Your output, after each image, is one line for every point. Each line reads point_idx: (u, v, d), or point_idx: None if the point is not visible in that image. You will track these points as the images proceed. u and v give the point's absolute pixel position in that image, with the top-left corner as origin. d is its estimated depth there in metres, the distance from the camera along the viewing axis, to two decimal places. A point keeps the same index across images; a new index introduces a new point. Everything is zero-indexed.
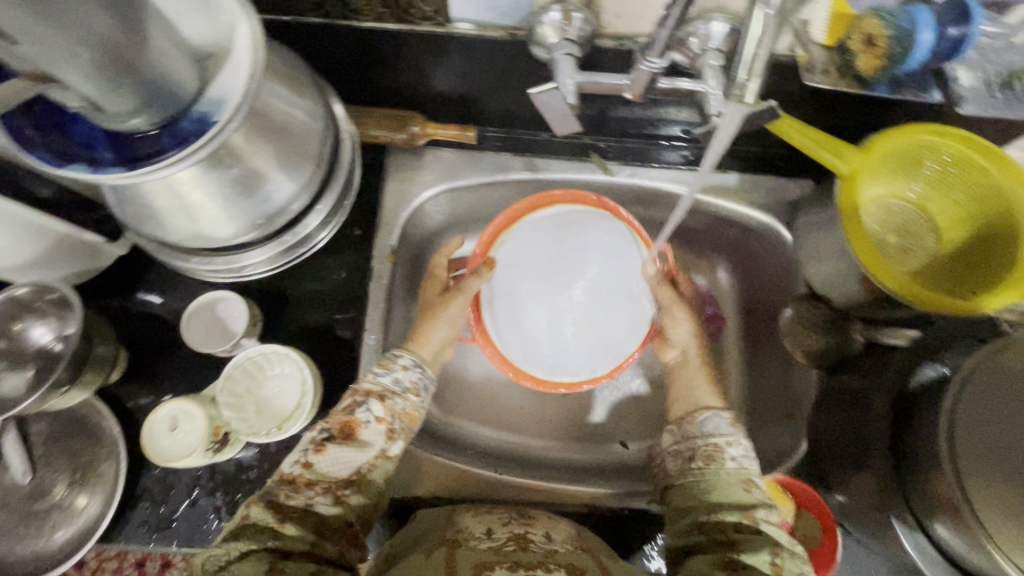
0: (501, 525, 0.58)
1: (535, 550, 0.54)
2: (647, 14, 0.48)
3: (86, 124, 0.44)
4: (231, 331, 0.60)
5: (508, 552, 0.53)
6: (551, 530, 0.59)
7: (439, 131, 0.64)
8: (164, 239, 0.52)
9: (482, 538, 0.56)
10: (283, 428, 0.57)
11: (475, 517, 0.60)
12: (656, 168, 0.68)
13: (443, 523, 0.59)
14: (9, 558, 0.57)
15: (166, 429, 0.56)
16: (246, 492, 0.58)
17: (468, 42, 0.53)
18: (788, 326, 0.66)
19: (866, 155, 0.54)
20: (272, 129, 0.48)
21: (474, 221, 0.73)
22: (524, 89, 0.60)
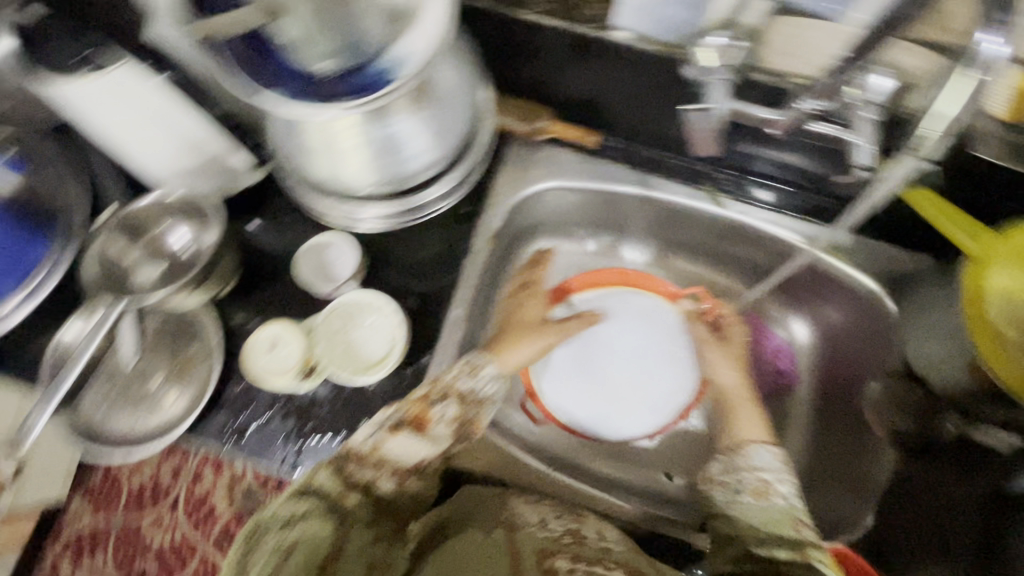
0: (555, 517, 0.66)
1: (590, 545, 0.62)
2: (810, 57, 0.55)
3: (282, 57, 0.48)
4: (336, 274, 0.70)
5: (566, 542, 0.61)
6: (603, 530, 0.65)
7: (563, 130, 0.76)
8: (309, 170, 0.61)
9: (537, 525, 0.64)
10: (367, 372, 0.66)
11: (530, 505, 0.68)
12: (764, 209, 0.76)
13: (496, 507, 0.67)
14: (104, 427, 0.67)
15: (266, 348, 0.65)
16: (313, 424, 0.66)
17: (622, 48, 0.61)
18: (874, 399, 0.74)
19: (998, 241, 0.58)
20: (430, 102, 0.54)
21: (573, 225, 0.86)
22: (655, 106, 0.70)
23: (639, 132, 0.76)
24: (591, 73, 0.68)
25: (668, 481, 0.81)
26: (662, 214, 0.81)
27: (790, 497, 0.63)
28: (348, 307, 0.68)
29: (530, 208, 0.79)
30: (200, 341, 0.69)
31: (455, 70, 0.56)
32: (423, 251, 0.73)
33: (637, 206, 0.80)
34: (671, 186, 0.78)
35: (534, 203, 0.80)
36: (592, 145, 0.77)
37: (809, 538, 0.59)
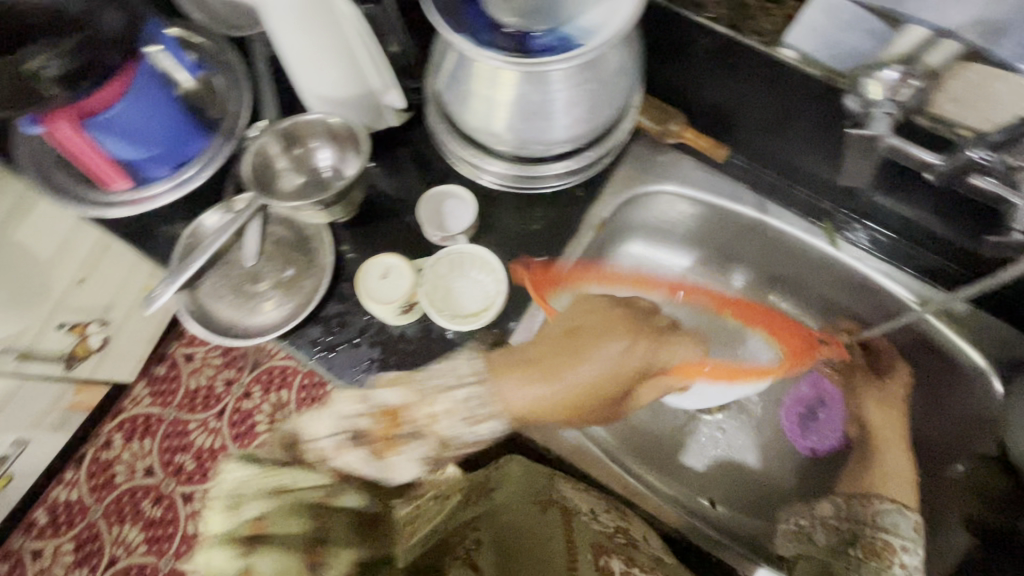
0: (602, 511, 0.71)
1: (643, 549, 0.68)
2: (988, 109, 0.53)
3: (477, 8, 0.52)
4: (451, 225, 0.74)
5: (620, 543, 0.68)
6: (646, 535, 0.71)
7: (694, 139, 0.76)
8: (459, 115, 0.64)
9: (589, 517, 0.70)
10: (461, 320, 0.69)
11: (575, 490, 0.73)
12: (880, 260, 0.75)
13: (542, 483, 0.73)
14: (212, 313, 0.72)
15: (379, 274, 0.70)
16: (398, 358, 0.70)
17: (785, 69, 0.61)
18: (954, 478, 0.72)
19: None
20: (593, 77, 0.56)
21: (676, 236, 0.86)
22: (796, 133, 0.70)
23: (768, 156, 0.76)
24: (741, 91, 0.68)
25: (710, 507, 0.80)
26: (769, 244, 0.80)
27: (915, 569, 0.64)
28: (452, 257, 0.72)
29: (640, 207, 0.80)
30: (311, 258, 0.74)
31: (624, 53, 0.58)
32: (530, 224, 0.76)
33: (747, 230, 0.79)
34: (787, 216, 0.77)
35: (645, 204, 0.81)
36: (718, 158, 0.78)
37: None
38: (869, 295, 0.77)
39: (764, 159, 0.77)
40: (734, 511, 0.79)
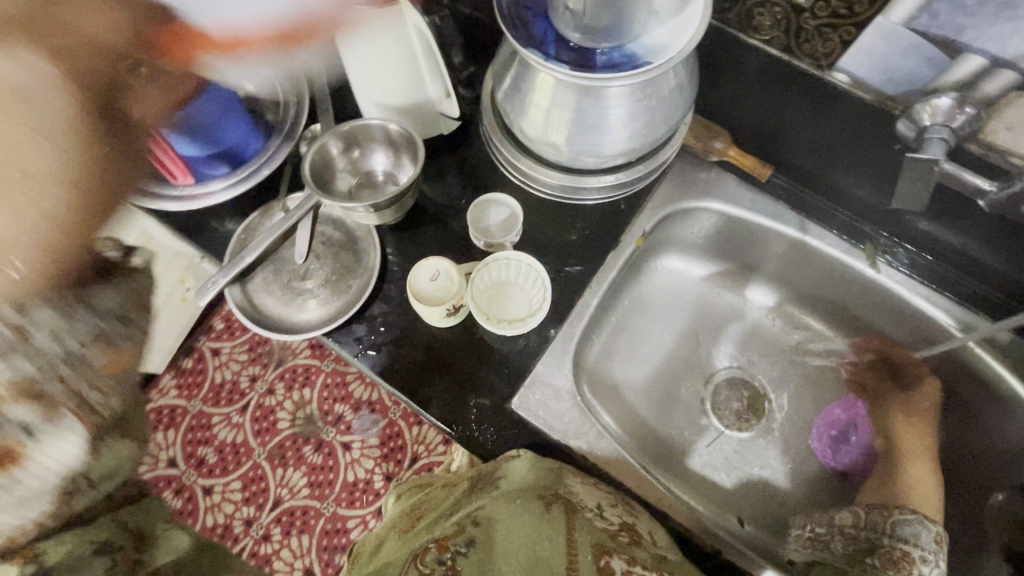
0: (610, 507, 0.63)
1: (646, 548, 0.59)
2: None
3: (545, 23, 0.54)
4: (496, 233, 0.76)
5: (621, 541, 0.59)
6: (653, 531, 0.63)
7: (737, 157, 0.79)
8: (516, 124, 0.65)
9: (594, 512, 0.61)
10: (507, 326, 0.71)
11: (584, 486, 0.65)
12: (921, 285, 0.75)
13: (552, 480, 0.64)
14: (261, 305, 0.74)
15: (429, 276, 0.72)
16: (438, 360, 0.71)
17: (837, 91, 0.62)
18: (993, 513, 0.71)
19: None
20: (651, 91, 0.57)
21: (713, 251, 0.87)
22: (841, 153, 0.70)
23: (811, 176, 0.77)
24: (789, 112, 0.69)
25: (740, 526, 0.78)
26: (806, 262, 0.80)
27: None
28: (498, 262, 0.74)
29: (681, 222, 0.82)
30: (359, 258, 0.76)
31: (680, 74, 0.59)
32: (571, 234, 0.77)
33: (785, 249, 0.80)
34: (828, 237, 0.77)
35: (685, 220, 0.82)
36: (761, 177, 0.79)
37: None
38: (907, 319, 0.77)
39: (806, 180, 0.78)
40: (763, 531, 0.78)
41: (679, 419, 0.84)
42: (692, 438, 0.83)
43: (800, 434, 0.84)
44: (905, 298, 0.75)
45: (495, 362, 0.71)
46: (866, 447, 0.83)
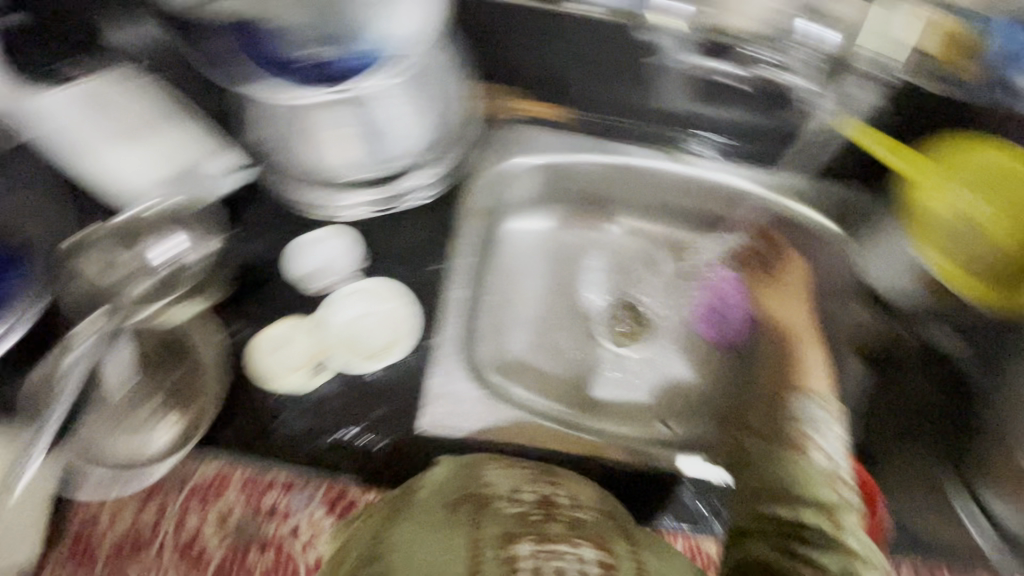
0: (528, 483, 0.54)
1: (565, 513, 0.50)
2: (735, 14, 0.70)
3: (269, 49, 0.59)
4: (332, 268, 0.71)
5: (534, 521, 0.48)
6: (578, 492, 0.54)
7: (531, 108, 0.82)
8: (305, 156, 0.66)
9: (508, 496, 0.52)
10: (371, 360, 0.67)
11: (501, 470, 0.56)
12: (722, 161, 0.82)
13: (465, 477, 0.55)
14: (97, 457, 0.62)
15: (272, 347, 0.66)
16: (325, 421, 0.65)
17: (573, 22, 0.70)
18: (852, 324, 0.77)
19: (915, 166, 0.71)
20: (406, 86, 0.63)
21: (551, 202, 0.89)
22: (603, 78, 0.80)
23: (597, 103, 0.82)
24: None
25: (671, 431, 0.81)
26: (627, 175, 0.84)
27: (834, 453, 0.59)
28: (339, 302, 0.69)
29: (506, 182, 0.81)
30: (193, 356, 0.67)
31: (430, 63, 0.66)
32: (409, 238, 0.75)
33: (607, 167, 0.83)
34: (634, 148, 0.83)
35: (508, 182, 0.82)
36: (558, 119, 0.82)
37: (844, 499, 0.55)
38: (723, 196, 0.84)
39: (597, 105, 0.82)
40: (694, 428, 0.81)
41: (581, 364, 0.84)
42: (600, 381, 0.83)
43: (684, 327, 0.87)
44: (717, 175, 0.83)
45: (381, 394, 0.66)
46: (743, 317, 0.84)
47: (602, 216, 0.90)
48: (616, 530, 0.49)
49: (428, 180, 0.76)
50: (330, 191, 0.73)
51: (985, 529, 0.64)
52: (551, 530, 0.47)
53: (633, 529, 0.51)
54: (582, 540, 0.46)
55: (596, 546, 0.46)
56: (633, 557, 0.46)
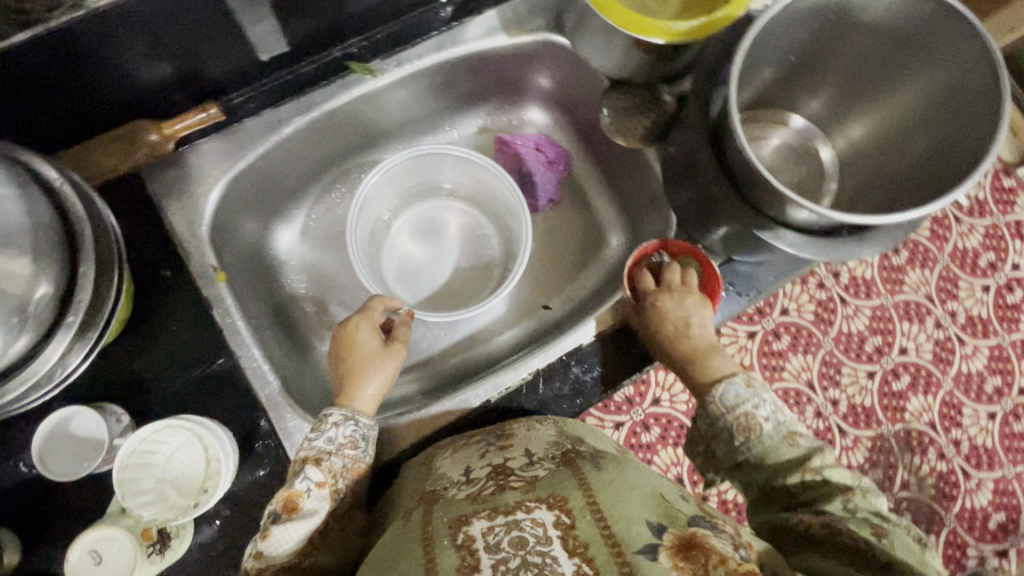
0: (478, 459, 0.60)
1: (515, 480, 0.54)
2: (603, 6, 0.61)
3: (204, 141, 0.67)
4: (103, 440, 0.57)
5: (486, 497, 0.52)
6: (529, 445, 0.60)
7: (410, 101, 0.79)
8: (116, 254, 0.52)
9: (462, 481, 0.56)
10: (208, 492, 0.56)
11: (452, 459, 0.61)
12: (591, 107, 0.82)
13: (422, 479, 0.60)
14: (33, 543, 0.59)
15: (91, 564, 0.54)
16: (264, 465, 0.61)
17: (417, 41, 0.73)
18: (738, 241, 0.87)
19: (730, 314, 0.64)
20: (325, 235, 0.82)
21: (399, 194, 0.86)
22: (480, 67, 0.78)
23: (448, 86, 0.80)
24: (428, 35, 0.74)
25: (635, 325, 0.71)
26: (474, 143, 0.89)
27: (776, 415, 0.55)
28: (230, 342, 0.63)
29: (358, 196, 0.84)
30: None
31: (289, 105, 0.70)
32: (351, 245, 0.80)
33: (470, 132, 0.89)
34: (497, 113, 0.88)
35: (344, 196, 0.83)
36: (443, 107, 0.84)
37: (806, 451, 0.54)
38: (598, 154, 0.87)
39: (442, 85, 0.79)
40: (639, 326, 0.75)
41: (452, 340, 0.85)
42: (484, 348, 0.84)
43: (604, 257, 0.87)
44: (586, 123, 0.85)
45: (280, 455, 0.61)
46: (628, 222, 0.85)
47: (432, 185, 0.87)
48: (570, 476, 0.53)
49: (316, 160, 0.78)
50: (81, 229, 0.49)
51: (871, 241, 0.58)
52: (509, 497, 0.51)
53: (586, 468, 0.54)
54: (536, 504, 0.50)
55: (550, 506, 0.49)
56: (587, 493, 0.50)
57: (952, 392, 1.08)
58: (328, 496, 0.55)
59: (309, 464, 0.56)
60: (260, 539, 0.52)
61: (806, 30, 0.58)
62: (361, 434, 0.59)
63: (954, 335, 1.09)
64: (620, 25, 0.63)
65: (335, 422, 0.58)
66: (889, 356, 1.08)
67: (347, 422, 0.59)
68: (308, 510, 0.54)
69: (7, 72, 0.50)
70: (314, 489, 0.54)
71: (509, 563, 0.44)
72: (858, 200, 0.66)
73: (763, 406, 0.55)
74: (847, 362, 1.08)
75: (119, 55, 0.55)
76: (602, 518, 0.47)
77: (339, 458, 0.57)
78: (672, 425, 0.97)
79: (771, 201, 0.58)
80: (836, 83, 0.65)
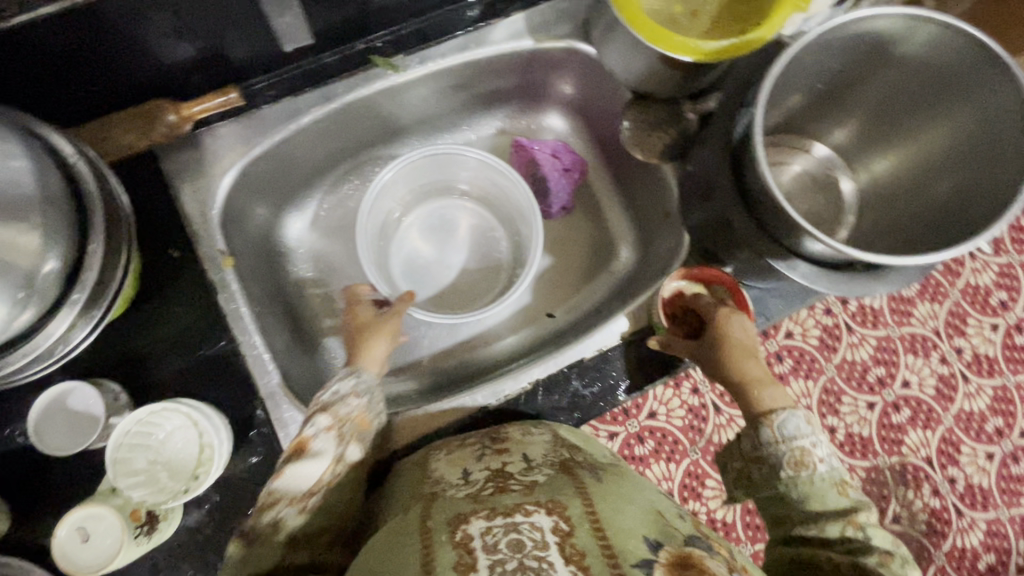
0: (475, 462, 0.59)
1: (514, 486, 0.53)
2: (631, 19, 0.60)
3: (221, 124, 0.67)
4: (98, 416, 0.57)
5: (486, 497, 0.52)
6: (528, 451, 0.60)
7: (430, 98, 0.78)
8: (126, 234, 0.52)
9: (460, 483, 0.56)
10: (201, 477, 0.57)
11: (448, 460, 0.61)
12: (612, 117, 0.81)
13: (417, 479, 0.59)
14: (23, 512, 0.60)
15: (78, 541, 0.53)
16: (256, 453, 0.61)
17: (442, 39, 0.72)
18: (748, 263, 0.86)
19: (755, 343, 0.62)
20: (335, 226, 0.82)
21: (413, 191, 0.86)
22: (503, 69, 0.78)
23: (470, 86, 0.79)
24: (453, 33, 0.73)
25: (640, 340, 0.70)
26: (492, 144, 0.89)
27: (830, 459, 0.54)
28: (232, 327, 0.63)
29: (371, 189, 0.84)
30: None
31: (310, 95, 0.69)
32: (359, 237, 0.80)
33: (487, 134, 0.88)
34: (517, 115, 0.88)
35: (357, 188, 0.83)
36: (463, 106, 0.83)
37: (856, 501, 0.52)
38: (615, 164, 0.86)
39: (464, 84, 0.79)
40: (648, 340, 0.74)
41: (454, 340, 0.84)
42: (485, 350, 0.84)
43: (612, 268, 0.86)
44: (605, 133, 0.84)
45: (274, 443, 0.61)
46: (639, 235, 0.85)
47: (446, 185, 0.87)
48: (570, 485, 0.52)
49: (333, 151, 0.78)
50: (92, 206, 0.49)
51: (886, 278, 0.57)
52: (507, 500, 0.50)
53: (586, 480, 0.54)
54: (535, 508, 0.49)
55: (548, 511, 0.48)
56: (586, 504, 0.49)
57: (951, 428, 1.07)
58: (336, 437, 0.55)
59: (316, 413, 0.56)
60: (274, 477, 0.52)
61: (837, 58, 0.57)
62: (364, 385, 0.59)
63: (958, 371, 1.08)
64: (648, 39, 0.62)
65: (341, 377, 0.59)
66: (892, 387, 1.07)
67: (352, 374, 0.59)
68: (315, 451, 0.54)
69: (30, 42, 0.50)
70: (321, 431, 0.54)
71: (506, 566, 0.42)
72: (873, 235, 0.65)
73: (821, 445, 0.54)
74: (847, 391, 1.06)
75: (143, 33, 0.55)
76: (601, 532, 0.46)
77: (345, 405, 0.57)
78: (667, 439, 0.96)
79: (787, 229, 0.57)
80: (866, 113, 0.63)
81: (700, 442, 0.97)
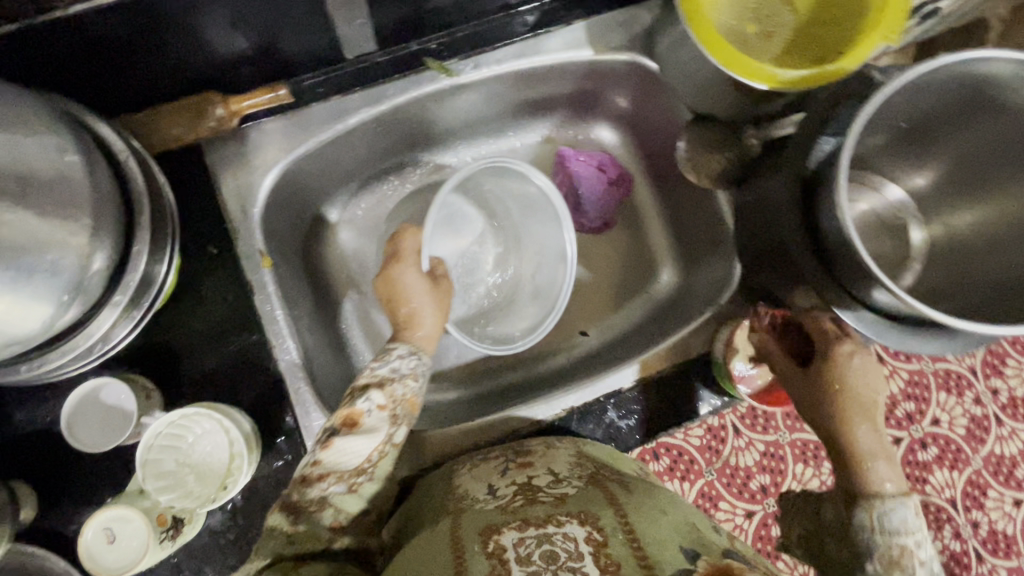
0: (500, 478, 0.57)
1: (543, 498, 0.51)
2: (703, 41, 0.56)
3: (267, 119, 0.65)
4: (129, 413, 0.57)
5: (516, 508, 0.50)
6: (552, 465, 0.58)
7: (479, 103, 0.76)
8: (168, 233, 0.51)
9: (487, 497, 0.54)
10: (229, 485, 0.56)
11: (472, 474, 0.59)
12: (665, 134, 0.78)
13: (443, 493, 0.57)
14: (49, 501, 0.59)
15: (105, 542, 0.54)
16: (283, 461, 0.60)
17: (499, 44, 0.69)
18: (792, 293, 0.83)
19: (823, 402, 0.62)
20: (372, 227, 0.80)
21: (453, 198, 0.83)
22: (558, 78, 0.75)
23: (521, 92, 0.77)
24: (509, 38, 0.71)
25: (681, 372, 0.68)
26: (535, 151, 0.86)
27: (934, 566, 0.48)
28: (265, 329, 0.62)
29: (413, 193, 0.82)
30: None
31: (360, 95, 0.67)
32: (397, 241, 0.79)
33: (533, 142, 0.85)
34: (564, 125, 0.84)
35: (395, 189, 0.81)
36: (511, 113, 0.81)
37: None
38: (662, 182, 0.83)
39: (515, 90, 0.76)
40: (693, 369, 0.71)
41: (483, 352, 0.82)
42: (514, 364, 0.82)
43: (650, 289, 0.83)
44: (656, 149, 0.81)
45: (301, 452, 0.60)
46: (683, 258, 0.82)
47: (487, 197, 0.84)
48: (599, 497, 0.50)
49: (375, 151, 0.76)
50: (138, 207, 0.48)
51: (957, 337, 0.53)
52: (538, 511, 0.49)
53: (618, 492, 0.51)
54: (567, 518, 0.47)
55: (580, 521, 0.46)
56: (619, 515, 0.47)
57: (978, 471, 1.02)
58: (387, 419, 0.54)
59: (373, 389, 0.55)
60: (320, 449, 0.52)
61: (926, 96, 0.53)
62: (422, 367, 0.59)
63: (992, 413, 1.03)
64: (721, 63, 0.58)
65: (399, 354, 0.59)
66: (920, 423, 1.02)
67: (410, 355, 0.59)
68: (366, 428, 0.53)
69: (88, 31, 0.49)
70: (374, 410, 0.53)
71: None
72: (938, 291, 0.61)
73: (925, 547, 0.48)
74: (874, 424, 1.02)
75: (198, 26, 0.53)
76: (635, 542, 0.44)
77: (401, 387, 0.56)
78: (682, 458, 0.93)
79: (857, 276, 0.53)
80: (947, 156, 0.60)
81: (716, 463, 0.93)
